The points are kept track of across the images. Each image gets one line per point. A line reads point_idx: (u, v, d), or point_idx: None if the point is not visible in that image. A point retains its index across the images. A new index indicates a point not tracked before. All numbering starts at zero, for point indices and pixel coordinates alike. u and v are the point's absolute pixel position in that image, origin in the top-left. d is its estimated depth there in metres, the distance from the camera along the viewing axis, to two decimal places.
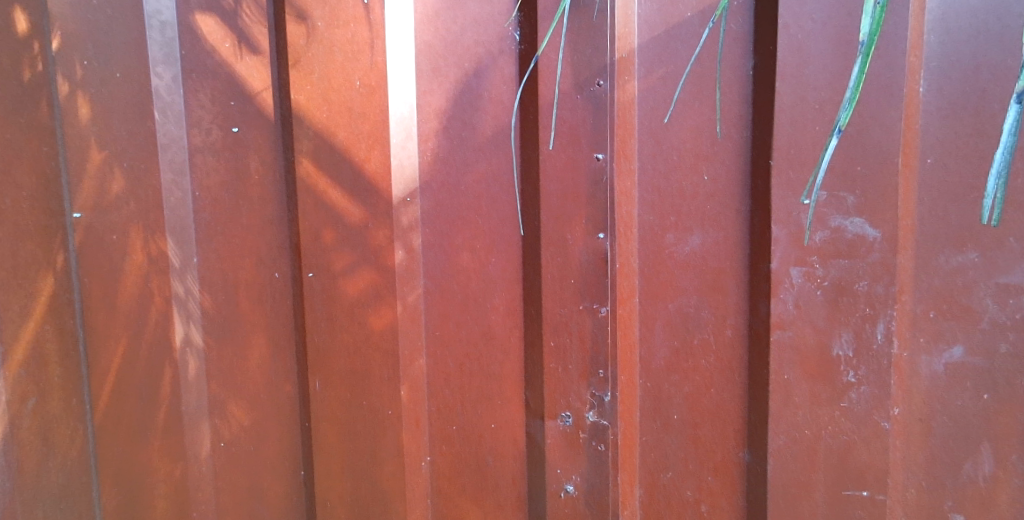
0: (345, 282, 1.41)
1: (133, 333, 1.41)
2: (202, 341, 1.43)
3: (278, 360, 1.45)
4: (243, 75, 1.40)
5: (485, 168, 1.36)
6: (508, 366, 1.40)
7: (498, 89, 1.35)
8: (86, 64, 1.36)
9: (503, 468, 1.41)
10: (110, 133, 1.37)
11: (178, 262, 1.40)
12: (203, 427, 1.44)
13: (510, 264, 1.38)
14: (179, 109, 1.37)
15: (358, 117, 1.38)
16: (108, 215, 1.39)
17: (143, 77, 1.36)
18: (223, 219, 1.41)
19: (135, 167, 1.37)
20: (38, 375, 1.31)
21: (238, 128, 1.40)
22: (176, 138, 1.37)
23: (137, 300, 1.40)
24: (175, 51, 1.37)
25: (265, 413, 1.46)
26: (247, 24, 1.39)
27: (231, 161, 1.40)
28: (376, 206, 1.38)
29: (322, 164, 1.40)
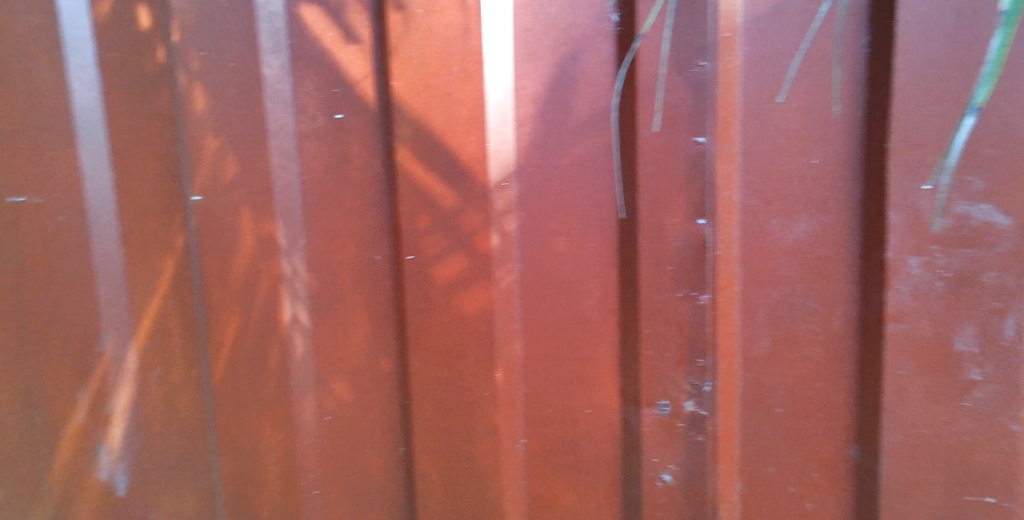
0: (438, 265, 1.41)
1: (245, 308, 1.50)
2: (307, 318, 1.48)
3: (378, 339, 1.47)
4: (344, 62, 1.42)
5: (580, 151, 1.34)
6: (602, 351, 1.38)
7: (594, 72, 1.33)
8: (201, 54, 1.45)
9: (596, 452, 1.41)
10: (225, 120, 1.46)
11: (286, 242, 1.46)
12: (308, 399, 1.50)
13: (604, 248, 1.36)
14: (287, 96, 1.43)
15: (454, 101, 1.38)
16: (221, 197, 1.48)
17: (253, 68, 1.42)
18: (326, 201, 1.45)
19: (248, 153, 1.45)
20: (162, 346, 1.48)
21: (340, 114, 1.43)
22: (284, 124, 1.43)
23: (247, 277, 1.49)
24: (283, 40, 1.42)
25: (366, 390, 1.49)
26: (349, 12, 1.41)
27: (334, 145, 1.43)
28: (472, 189, 1.38)
29: (419, 149, 1.40)
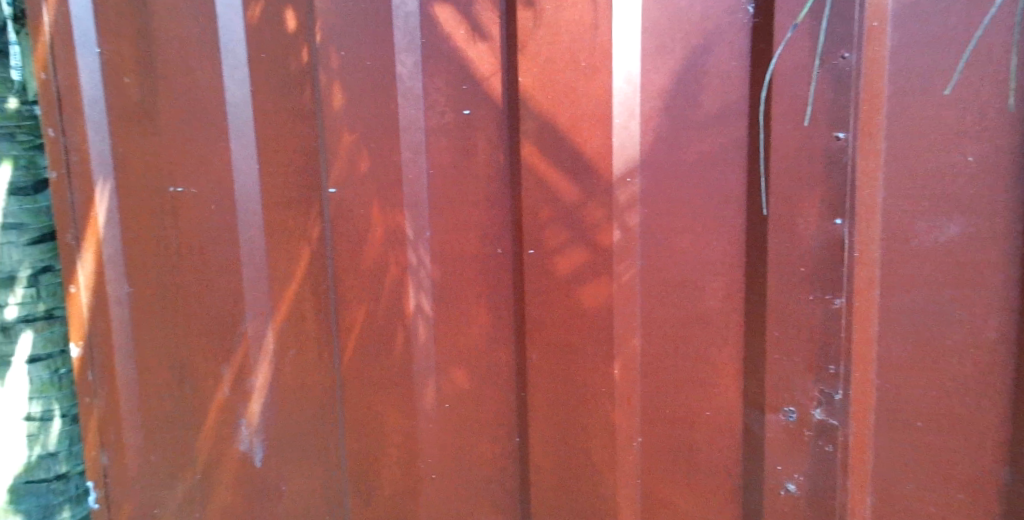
0: (559, 258, 1.40)
1: (373, 296, 1.56)
2: (430, 307, 1.51)
3: (499, 328, 1.49)
4: (473, 59, 1.43)
5: (708, 145, 1.31)
6: (726, 352, 1.34)
7: (725, 65, 1.29)
8: (341, 54, 1.51)
9: (716, 455, 1.38)
10: (360, 117, 1.51)
11: (412, 233, 1.50)
12: (429, 386, 1.55)
13: (731, 247, 1.32)
14: (418, 92, 1.46)
15: (580, 97, 1.37)
16: (355, 190, 1.54)
17: (387, 65, 1.47)
18: (451, 195, 1.47)
19: (380, 147, 1.50)
20: (298, 328, 1.63)
21: (468, 110, 1.44)
22: (415, 120, 1.47)
23: (376, 266, 1.54)
24: (417, 39, 1.45)
25: (485, 378, 1.51)
26: (480, 11, 1.42)
27: (462, 140, 1.45)
28: (596, 184, 1.37)
29: (544, 145, 1.39)
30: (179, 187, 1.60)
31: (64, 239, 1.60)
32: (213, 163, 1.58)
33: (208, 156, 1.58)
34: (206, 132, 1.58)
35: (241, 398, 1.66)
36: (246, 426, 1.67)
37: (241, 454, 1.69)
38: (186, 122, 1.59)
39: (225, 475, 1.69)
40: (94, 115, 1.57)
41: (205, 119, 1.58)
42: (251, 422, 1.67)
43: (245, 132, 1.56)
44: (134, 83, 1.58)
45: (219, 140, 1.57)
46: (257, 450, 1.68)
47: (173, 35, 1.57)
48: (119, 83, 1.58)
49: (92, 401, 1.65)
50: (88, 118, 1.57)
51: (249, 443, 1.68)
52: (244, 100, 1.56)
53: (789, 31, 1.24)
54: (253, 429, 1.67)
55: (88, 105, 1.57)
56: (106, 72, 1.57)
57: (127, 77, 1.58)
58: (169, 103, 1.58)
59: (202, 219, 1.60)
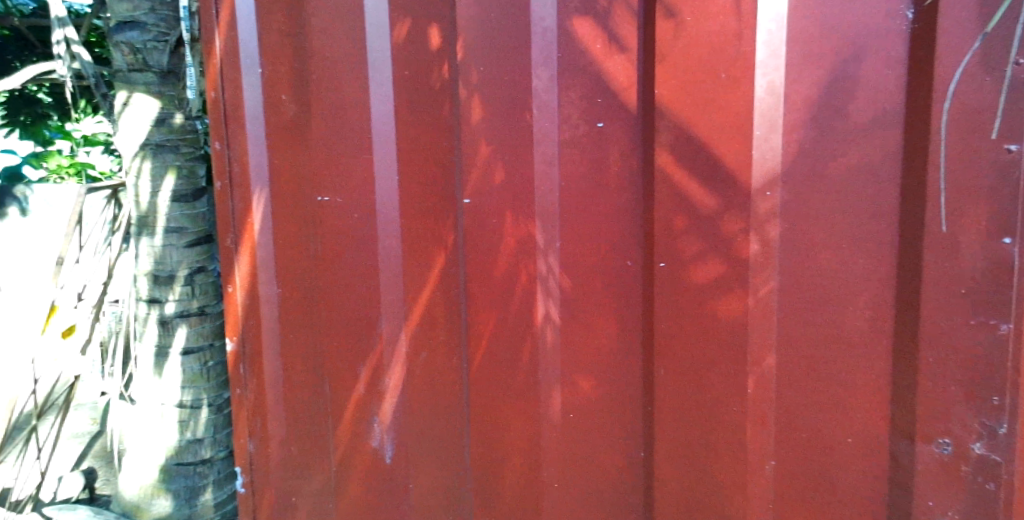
0: (693, 270, 1.37)
1: (501, 305, 1.57)
2: (557, 316, 1.51)
3: (626, 341, 1.47)
4: (610, 72, 1.43)
5: (857, 158, 1.25)
6: (871, 376, 1.27)
7: (879, 74, 1.23)
8: (480, 69, 1.53)
9: (858, 484, 1.30)
10: (495, 129, 1.53)
11: (543, 243, 1.50)
12: (555, 395, 1.54)
13: (880, 265, 1.25)
14: (552, 105, 1.47)
15: (719, 108, 1.33)
16: (487, 200, 1.55)
17: (524, 78, 1.49)
18: (581, 206, 1.47)
19: (513, 159, 1.52)
20: (428, 333, 1.67)
21: (601, 123, 1.44)
22: (548, 132, 1.48)
23: (507, 276, 1.55)
24: (553, 53, 1.46)
25: (611, 390, 1.49)
26: (618, 24, 1.41)
27: (594, 152, 1.45)
28: (734, 196, 1.33)
29: (680, 156, 1.37)
30: (324, 197, 1.72)
31: (227, 243, 1.89)
32: (356, 174, 1.68)
33: (351, 168, 1.68)
34: (350, 145, 1.68)
35: (375, 396, 1.74)
36: (378, 424, 1.75)
37: (373, 450, 1.77)
38: (334, 136, 1.69)
39: (357, 470, 1.79)
40: (257, 131, 1.80)
41: (350, 133, 1.68)
42: (382, 420, 1.74)
43: (386, 144, 1.64)
44: (290, 101, 1.75)
45: (362, 152, 1.67)
46: (387, 448, 1.75)
47: (325, 55, 1.68)
48: (277, 99, 1.76)
49: (243, 392, 1.94)
50: (250, 135, 1.81)
51: (380, 440, 1.75)
52: (386, 115, 1.64)
53: (967, 39, 1.16)
54: (385, 427, 1.75)
55: (251, 121, 1.80)
56: (268, 89, 1.78)
57: (284, 96, 1.76)
58: (320, 120, 1.71)
59: (344, 226, 1.71)
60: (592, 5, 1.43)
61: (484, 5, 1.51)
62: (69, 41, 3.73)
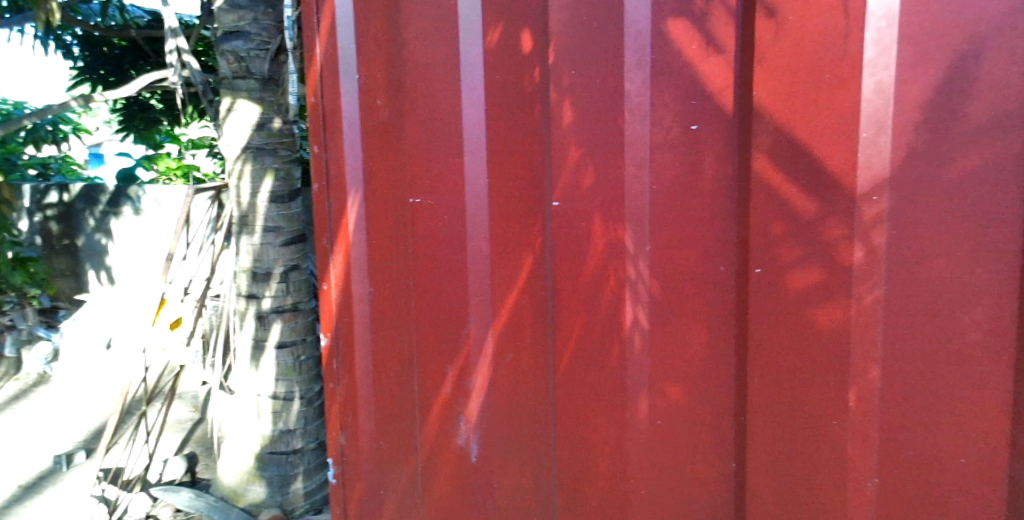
0: (791, 277, 1.33)
1: (589, 308, 1.56)
2: (646, 321, 1.49)
3: (718, 349, 1.43)
4: (705, 75, 1.40)
5: (975, 161, 1.17)
6: (988, 394, 1.18)
7: (1002, 72, 1.14)
8: (572, 73, 1.52)
9: (971, 509, 1.22)
10: (586, 132, 1.52)
11: (632, 247, 1.48)
12: (642, 401, 1.52)
13: (1000, 276, 1.16)
14: (645, 108, 1.45)
15: (822, 110, 1.28)
16: (577, 202, 1.54)
17: (617, 81, 1.48)
18: (674, 210, 1.44)
19: (604, 162, 1.51)
20: (514, 335, 1.67)
21: (695, 125, 1.41)
22: (640, 135, 1.46)
23: (595, 279, 1.54)
24: (646, 55, 1.44)
25: (701, 398, 1.46)
26: (714, 24, 1.38)
27: (688, 156, 1.42)
28: (837, 201, 1.28)
29: (779, 160, 1.32)
30: (418, 199, 1.76)
31: (323, 243, 1.96)
32: (447, 177, 1.71)
33: (443, 171, 1.71)
34: (443, 148, 1.71)
35: (462, 396, 1.76)
36: (465, 424, 1.77)
37: (459, 449, 1.78)
38: (427, 139, 1.73)
39: (443, 467, 1.82)
40: (353, 136, 1.86)
41: (443, 136, 1.70)
42: (469, 419, 1.76)
43: (477, 147, 1.66)
44: (385, 105, 1.80)
45: (453, 155, 1.69)
46: (473, 447, 1.76)
47: (419, 61, 1.72)
48: (373, 104, 1.82)
49: (335, 386, 2.01)
50: (347, 139, 1.87)
51: (466, 438, 1.77)
52: (478, 119, 1.65)
53: None
54: (471, 427, 1.76)
55: (348, 126, 1.86)
56: (364, 94, 1.83)
57: (379, 100, 1.80)
58: (413, 124, 1.74)
59: (436, 228, 1.74)
60: (688, 6, 1.40)
61: (578, 8, 1.50)
62: (180, 51, 4.00)
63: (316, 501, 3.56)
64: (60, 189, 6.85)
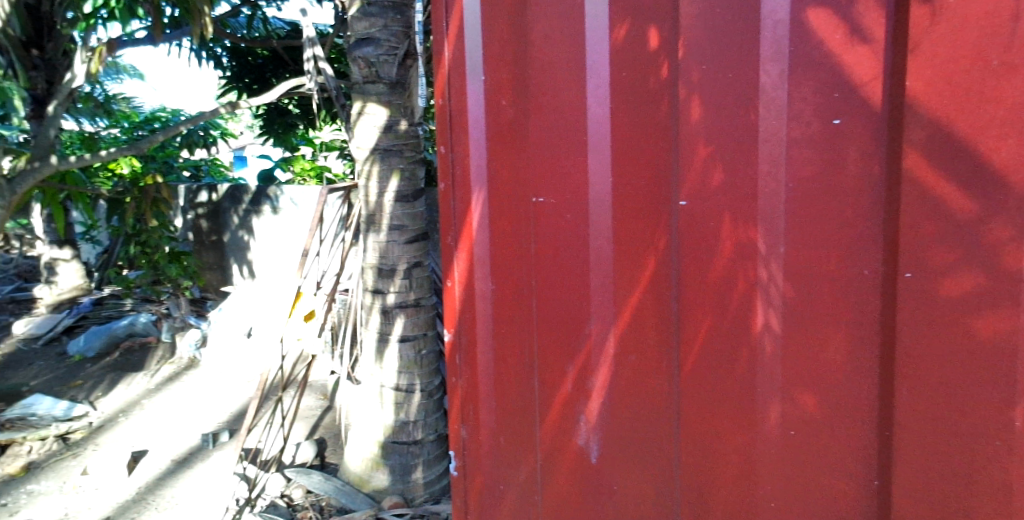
0: (947, 283, 1.23)
1: (717, 311, 1.50)
2: (778, 326, 1.43)
3: (860, 357, 1.35)
4: (850, 65, 1.31)
5: None
6: None
7: None
8: (702, 68, 1.48)
9: None
10: (717, 129, 1.47)
11: (765, 249, 1.43)
12: (773, 408, 1.46)
13: None
14: (782, 102, 1.39)
15: (988, 100, 1.17)
16: (705, 202, 1.50)
17: (752, 75, 1.42)
18: (812, 211, 1.37)
19: (736, 159, 1.45)
20: (636, 336, 1.64)
21: (838, 119, 1.34)
22: (777, 130, 1.40)
23: (724, 281, 1.49)
24: (785, 47, 1.38)
25: (839, 409, 1.38)
26: (861, 12, 1.30)
27: (829, 152, 1.35)
28: (1004, 201, 1.17)
29: (934, 156, 1.23)
30: (541, 198, 1.74)
31: (448, 241, 2.01)
32: (570, 177, 1.69)
33: (566, 170, 1.70)
34: (566, 147, 1.69)
35: (582, 395, 1.74)
36: (585, 423, 1.75)
37: (578, 448, 1.77)
38: (551, 139, 1.71)
39: (561, 465, 1.81)
40: (478, 136, 1.88)
41: (566, 135, 1.69)
42: (589, 418, 1.74)
43: (602, 146, 1.63)
44: (510, 106, 1.80)
45: (576, 154, 1.67)
46: (593, 447, 1.74)
47: (543, 58, 1.72)
48: (498, 103, 1.83)
49: (458, 380, 2.04)
50: (472, 139, 1.89)
51: (587, 438, 1.75)
52: (602, 117, 1.63)
53: None
54: (591, 426, 1.74)
55: (473, 127, 1.89)
56: (489, 95, 1.85)
57: (504, 100, 1.81)
58: (537, 123, 1.74)
59: (558, 227, 1.72)
60: None
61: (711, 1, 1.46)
62: (316, 58, 4.22)
63: (435, 491, 3.84)
64: (209, 189, 7.46)
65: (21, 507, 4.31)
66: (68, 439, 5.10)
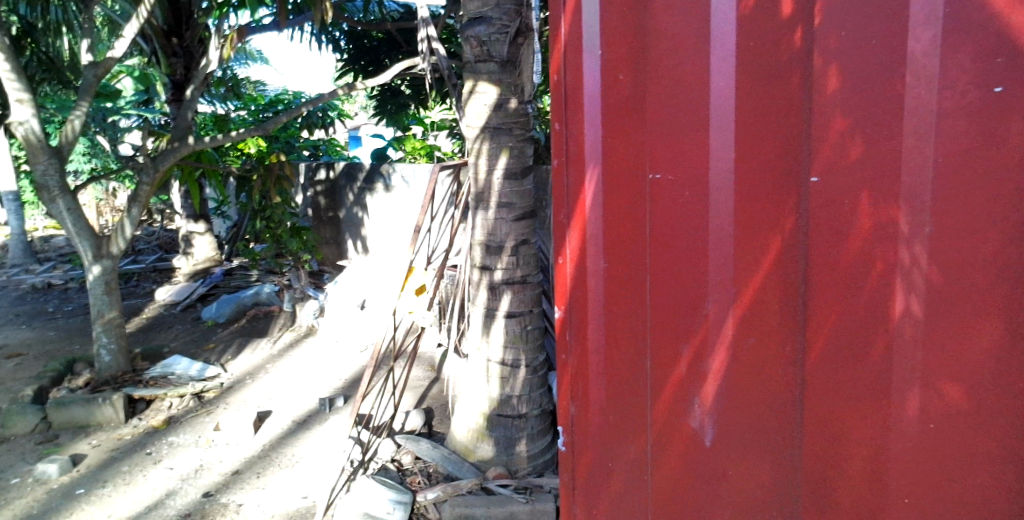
0: None
1: (850, 294, 1.41)
2: (919, 312, 1.32)
3: (1015, 348, 1.22)
4: (1018, 25, 1.18)
5: None
6: None
7: None
8: (841, 35, 1.37)
9: None
10: (856, 100, 1.37)
11: (907, 229, 1.32)
12: (909, 399, 1.35)
13: None
14: (933, 70, 1.27)
15: None
16: (840, 179, 1.40)
17: (898, 40, 1.30)
18: (964, 188, 1.25)
19: (877, 133, 1.34)
20: (757, 319, 1.57)
21: (999, 87, 1.20)
22: (926, 101, 1.28)
23: (858, 262, 1.39)
24: (939, 9, 1.26)
25: (987, 405, 1.25)
26: None
27: (987, 124, 1.22)
28: None
29: None
30: (658, 175, 1.70)
31: (562, 218, 1.99)
32: (690, 153, 1.63)
33: (685, 147, 1.64)
34: (685, 123, 1.64)
35: (697, 378, 1.68)
36: (699, 406, 1.69)
37: (692, 430, 1.71)
38: (669, 114, 1.66)
39: (673, 447, 1.76)
40: (595, 114, 1.85)
41: (687, 110, 1.63)
42: (704, 401, 1.68)
43: (725, 120, 1.57)
44: (628, 81, 1.76)
45: (696, 129, 1.62)
46: (708, 431, 1.68)
47: (666, 31, 1.66)
48: (615, 80, 1.79)
49: (568, 356, 2.04)
50: (589, 117, 1.86)
51: (701, 421, 1.69)
52: (726, 91, 1.56)
53: None
54: (706, 409, 1.68)
55: (590, 105, 1.85)
56: (607, 72, 1.81)
57: (623, 76, 1.77)
58: (657, 97, 1.69)
59: (674, 204, 1.67)
60: None
61: None
62: (430, 38, 4.27)
63: (539, 464, 3.88)
64: (327, 167, 7.80)
65: (163, 457, 4.66)
66: (203, 397, 5.50)
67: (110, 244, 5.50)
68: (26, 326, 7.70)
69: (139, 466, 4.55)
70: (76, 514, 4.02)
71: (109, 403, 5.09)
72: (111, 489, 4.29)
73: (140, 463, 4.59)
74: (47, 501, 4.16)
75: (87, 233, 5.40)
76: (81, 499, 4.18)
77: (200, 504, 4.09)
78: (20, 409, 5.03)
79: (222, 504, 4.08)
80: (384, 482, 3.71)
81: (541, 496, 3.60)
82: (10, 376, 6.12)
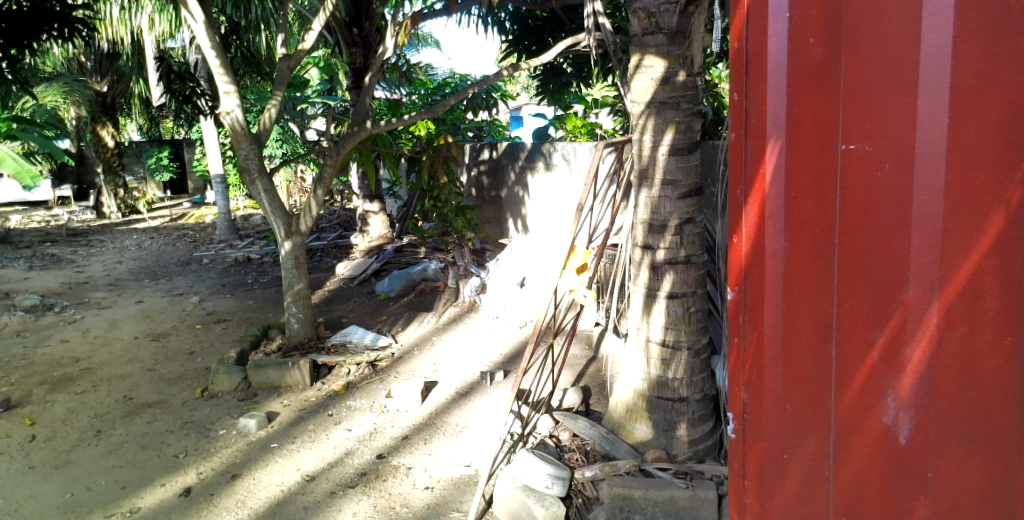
0: None
1: None
2: None
3: None
4: None
5: None
6: None
7: None
8: None
9: None
10: None
11: None
12: None
13: None
14: None
15: None
16: None
17: None
18: None
19: None
20: (972, 306, 1.35)
21: None
22: None
23: None
24: None
25: None
26: None
27: None
28: None
29: None
30: (851, 146, 1.49)
31: (737, 195, 1.75)
32: (894, 121, 1.42)
33: (888, 112, 1.43)
34: (888, 89, 1.42)
35: (891, 369, 1.46)
36: (893, 400, 1.46)
37: (883, 427, 1.49)
38: (870, 78, 1.45)
39: (859, 445, 1.53)
40: (778, 81, 1.60)
41: (892, 73, 1.42)
42: (899, 396, 1.45)
43: (936, 84, 1.36)
44: (818, 45, 1.53)
45: (902, 94, 1.41)
46: (902, 427, 1.45)
47: None
48: (803, 44, 1.55)
49: (739, 341, 1.78)
50: (771, 85, 1.61)
51: (894, 416, 1.47)
52: (942, 48, 1.35)
53: None
54: (900, 404, 1.45)
55: (772, 70, 1.60)
56: (794, 34, 1.56)
57: (812, 39, 1.54)
58: (854, 62, 1.47)
59: (872, 178, 1.46)
60: None
61: None
62: (595, 14, 4.20)
63: (699, 450, 3.78)
64: (491, 147, 8.01)
65: (343, 419, 5.03)
66: (376, 365, 5.86)
67: (299, 222, 5.96)
68: (230, 295, 8.60)
69: (322, 426, 4.94)
70: (271, 465, 4.44)
71: (297, 367, 5.56)
72: (299, 444, 4.70)
73: (323, 423, 4.98)
74: (247, 451, 4.63)
75: (279, 212, 5.88)
76: (275, 451, 4.62)
77: (374, 464, 4.37)
78: (225, 369, 5.62)
79: (394, 465, 4.33)
80: (543, 456, 3.73)
81: (703, 483, 3.49)
82: (217, 339, 6.87)
